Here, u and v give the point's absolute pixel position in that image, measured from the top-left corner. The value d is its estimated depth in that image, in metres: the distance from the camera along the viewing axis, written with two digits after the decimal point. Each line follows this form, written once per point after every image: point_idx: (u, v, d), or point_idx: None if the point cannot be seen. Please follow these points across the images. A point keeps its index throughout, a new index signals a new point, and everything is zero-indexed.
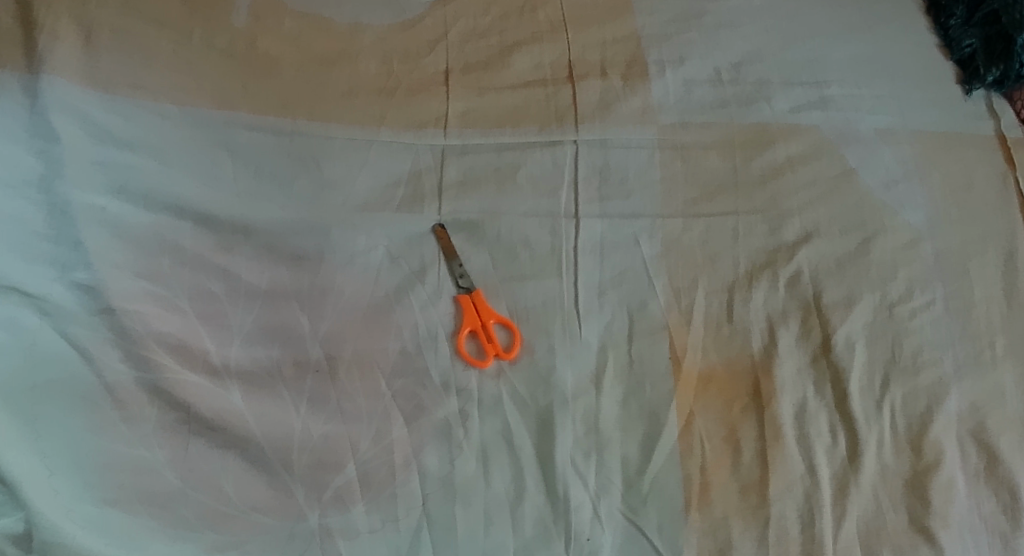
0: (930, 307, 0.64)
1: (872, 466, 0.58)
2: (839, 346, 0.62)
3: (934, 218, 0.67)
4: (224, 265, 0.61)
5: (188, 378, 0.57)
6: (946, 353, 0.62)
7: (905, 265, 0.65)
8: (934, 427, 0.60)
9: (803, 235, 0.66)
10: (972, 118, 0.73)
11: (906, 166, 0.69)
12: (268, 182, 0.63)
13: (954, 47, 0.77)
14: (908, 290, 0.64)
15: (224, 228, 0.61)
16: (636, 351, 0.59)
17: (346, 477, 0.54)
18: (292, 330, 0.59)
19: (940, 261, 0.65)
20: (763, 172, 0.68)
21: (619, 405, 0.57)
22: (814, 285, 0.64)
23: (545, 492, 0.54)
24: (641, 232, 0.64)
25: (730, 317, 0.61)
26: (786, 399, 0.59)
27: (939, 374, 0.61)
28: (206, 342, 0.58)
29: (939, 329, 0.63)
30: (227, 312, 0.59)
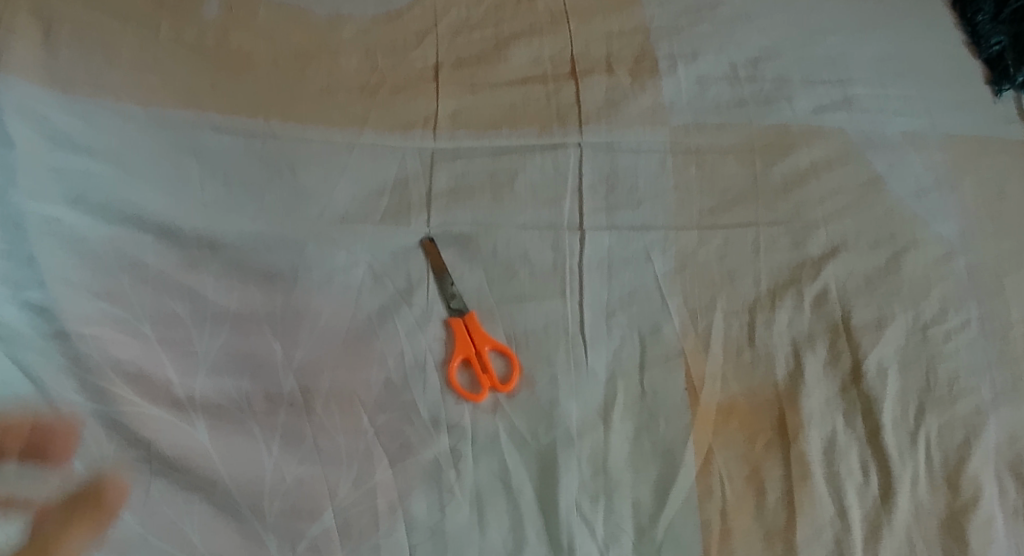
0: (965, 328, 0.57)
1: (904, 506, 0.52)
2: (870, 373, 0.55)
3: (967, 230, 0.61)
4: (190, 285, 0.54)
5: (148, 412, 0.50)
6: (982, 379, 0.55)
7: (939, 281, 0.59)
8: (972, 462, 0.53)
9: (830, 248, 0.60)
10: (1003, 122, 0.67)
11: (937, 173, 0.63)
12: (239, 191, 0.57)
13: (982, 44, 0.71)
14: (942, 310, 0.58)
15: (191, 244, 0.55)
16: (648, 382, 0.53)
17: (322, 525, 0.48)
18: (263, 358, 0.53)
19: (975, 278, 0.59)
20: (784, 179, 0.62)
21: (629, 442, 0.51)
22: (843, 305, 0.58)
23: (547, 543, 0.48)
24: (652, 246, 0.58)
25: (751, 340, 0.55)
26: (814, 434, 0.53)
27: (977, 404, 0.55)
28: (169, 371, 0.52)
29: (975, 353, 0.56)
30: (192, 337, 0.53)
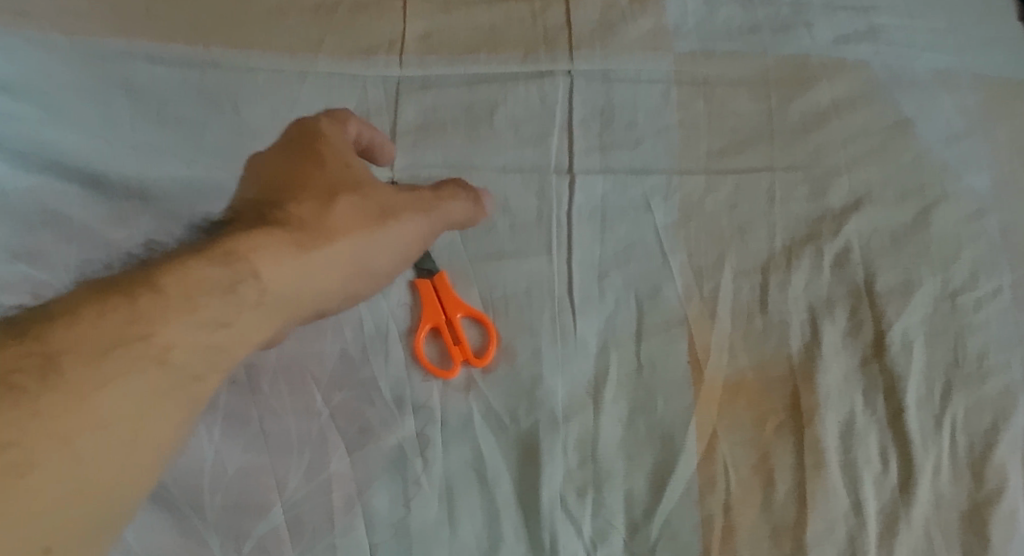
0: (998, 296, 0.50)
1: (924, 498, 0.46)
2: (894, 346, 0.49)
3: (1002, 182, 0.54)
4: (110, 238, 0.48)
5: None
6: (1016, 354, 0.49)
7: (970, 242, 0.52)
8: (999, 448, 0.47)
9: (852, 200, 0.53)
10: None
11: (970, 116, 0.55)
12: (173, 128, 0.51)
13: None
14: (974, 274, 0.51)
15: (119, 193, 0.49)
16: (646, 352, 0.46)
17: (270, 523, 0.42)
18: None
19: (1009, 238, 0.52)
20: (803, 119, 0.54)
21: (622, 425, 0.45)
22: (866, 265, 0.51)
23: (526, 541, 0.42)
24: (653, 193, 0.50)
25: (763, 305, 0.49)
26: (830, 416, 0.47)
27: (1009, 382, 0.48)
28: None
29: (1007, 324, 0.50)
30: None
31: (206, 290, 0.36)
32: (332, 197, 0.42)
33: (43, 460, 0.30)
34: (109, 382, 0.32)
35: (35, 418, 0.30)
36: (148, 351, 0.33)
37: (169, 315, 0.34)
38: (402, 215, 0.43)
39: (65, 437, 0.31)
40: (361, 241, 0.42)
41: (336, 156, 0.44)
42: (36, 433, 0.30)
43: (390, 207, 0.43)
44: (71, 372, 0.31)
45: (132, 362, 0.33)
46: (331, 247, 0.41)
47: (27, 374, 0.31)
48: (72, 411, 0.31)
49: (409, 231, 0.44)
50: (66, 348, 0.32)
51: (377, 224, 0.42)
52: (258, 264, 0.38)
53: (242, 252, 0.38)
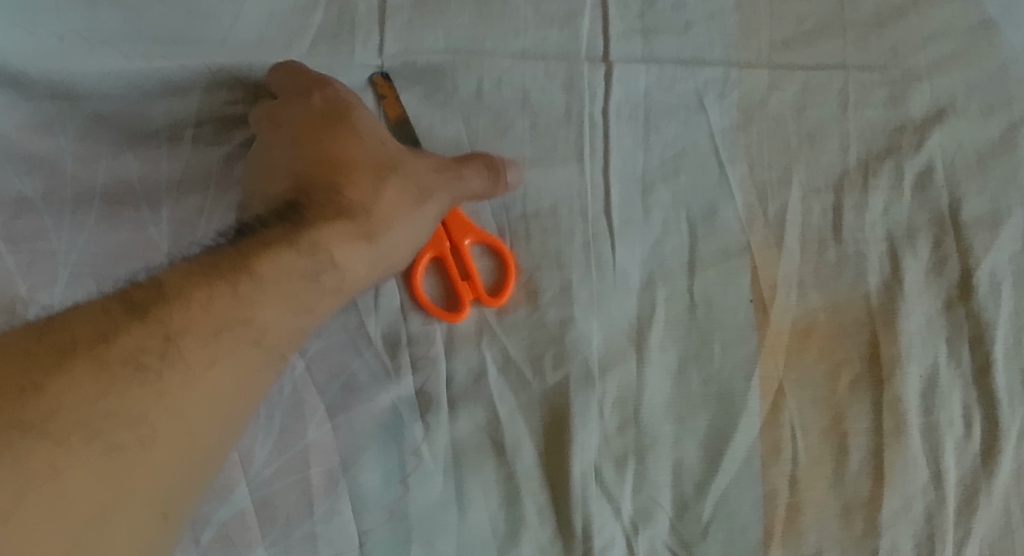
0: None
1: (1008, 468, 0.38)
2: (982, 288, 0.40)
3: None
4: (30, 149, 0.39)
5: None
6: None
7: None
8: None
9: (935, 108, 0.43)
10: None
11: None
12: (108, 13, 0.40)
13: None
14: None
15: (40, 90, 0.39)
16: (701, 289, 0.37)
17: (233, 507, 0.34)
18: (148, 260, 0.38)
19: None
20: (879, 9, 0.44)
21: (671, 379, 0.36)
22: (951, 188, 0.42)
23: (551, 522, 0.34)
24: (707, 88, 0.40)
25: (837, 232, 0.40)
26: (911, 369, 0.39)
27: None
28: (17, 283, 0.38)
29: None
30: (45, 227, 0.38)
31: (295, 279, 0.32)
32: (381, 170, 0.36)
33: (165, 436, 0.29)
34: (219, 363, 0.30)
35: (159, 396, 0.29)
36: (250, 336, 0.31)
37: (268, 300, 0.32)
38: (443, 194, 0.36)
39: (179, 412, 0.29)
40: (414, 225, 0.36)
41: (374, 132, 0.37)
42: (157, 408, 0.29)
43: (435, 182, 0.36)
44: (189, 351, 0.30)
45: (234, 347, 0.31)
46: (392, 236, 0.35)
47: (152, 354, 0.29)
48: (194, 386, 0.30)
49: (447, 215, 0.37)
50: (182, 328, 0.30)
51: (425, 203, 0.36)
52: (336, 255, 0.34)
53: (316, 242, 0.33)
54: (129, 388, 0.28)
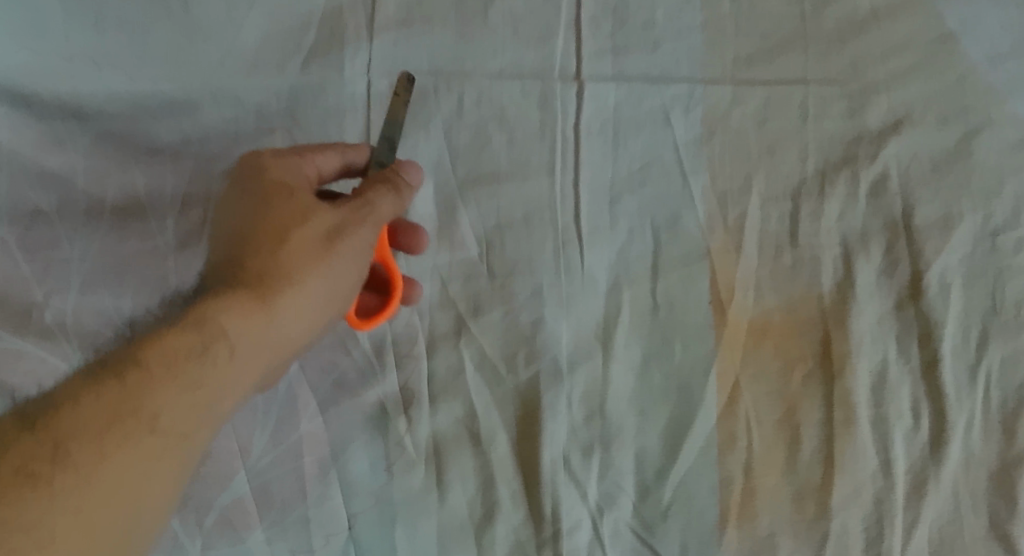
0: None
1: (955, 457, 0.41)
2: (931, 289, 0.43)
3: None
4: (45, 166, 0.43)
5: (7, 344, 0.40)
6: None
7: (1015, 175, 0.45)
8: None
9: (892, 120, 0.46)
10: None
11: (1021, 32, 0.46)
12: (113, 37, 0.44)
13: None
14: (1017, 212, 0.44)
15: (52, 112, 0.43)
16: (663, 292, 0.40)
17: (233, 494, 0.37)
18: (152, 268, 0.42)
19: None
20: (840, 26, 0.47)
21: (634, 375, 0.39)
22: (905, 195, 0.45)
23: (523, 507, 0.37)
24: (673, 104, 0.43)
25: (793, 237, 0.43)
26: (861, 365, 0.42)
27: None
28: (33, 290, 0.41)
29: None
30: (59, 239, 0.42)
31: (185, 359, 0.33)
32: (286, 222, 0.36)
33: (66, 536, 0.29)
34: (114, 457, 0.31)
35: (54, 500, 0.29)
36: (141, 425, 0.31)
37: (157, 385, 0.32)
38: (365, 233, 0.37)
39: (78, 509, 0.30)
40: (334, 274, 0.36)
41: (286, 173, 0.37)
42: (52, 511, 0.29)
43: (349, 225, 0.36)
44: (79, 451, 0.30)
45: (128, 439, 0.31)
46: (299, 285, 0.35)
47: (42, 462, 0.30)
48: (89, 486, 0.30)
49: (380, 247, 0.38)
50: (67, 434, 0.30)
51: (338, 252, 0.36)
52: (236, 324, 0.34)
53: (211, 316, 0.34)
54: (19, 501, 0.29)
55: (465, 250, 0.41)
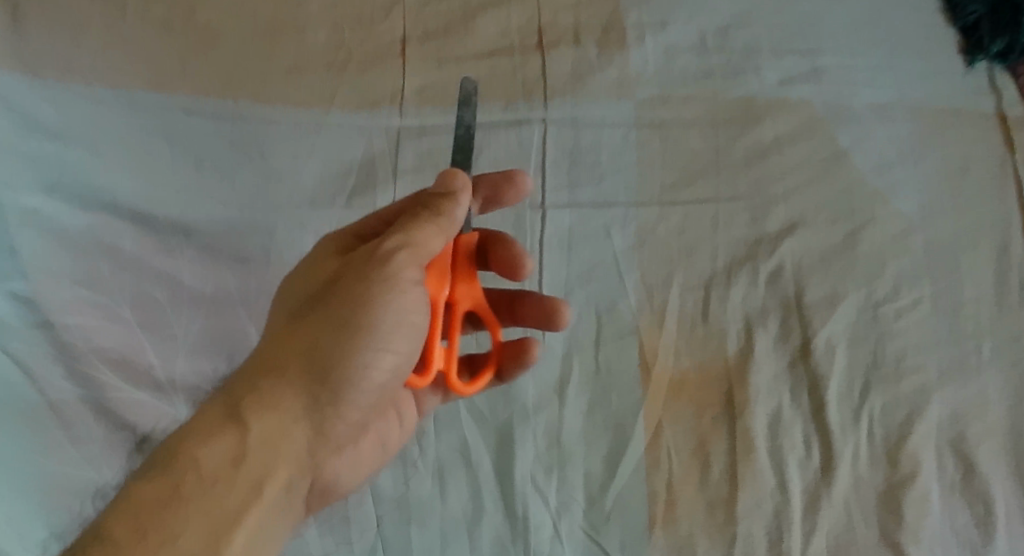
0: (917, 306, 0.61)
1: (845, 479, 0.55)
2: (819, 350, 0.58)
3: (927, 206, 0.64)
4: (160, 267, 0.58)
5: (129, 394, 0.54)
6: (930, 357, 0.59)
7: (894, 258, 0.62)
8: (912, 439, 0.56)
9: (788, 224, 0.62)
10: (976, 92, 0.69)
11: (900, 147, 0.66)
12: (211, 178, 0.60)
13: (958, 11, 0.73)
14: (895, 288, 0.61)
15: (164, 227, 0.58)
16: (603, 357, 0.56)
17: None
18: (238, 341, 0.57)
19: (930, 255, 0.62)
20: (747, 154, 0.63)
21: (583, 416, 0.54)
22: (797, 281, 0.60)
23: (503, 510, 0.52)
24: (613, 223, 0.59)
25: (705, 316, 0.58)
26: (759, 409, 0.56)
27: (923, 381, 0.58)
28: (149, 355, 0.55)
29: (924, 330, 0.60)
30: (169, 319, 0.56)
31: (159, 501, 0.39)
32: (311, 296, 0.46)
33: None
34: None
35: None
36: None
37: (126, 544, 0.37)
38: (378, 281, 0.45)
39: None
40: (347, 324, 0.45)
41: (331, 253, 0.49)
42: None
43: (363, 278, 0.45)
44: None
45: None
46: (271, 395, 0.43)
47: None
48: None
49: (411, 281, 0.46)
50: None
51: (351, 310, 0.45)
52: (205, 453, 0.41)
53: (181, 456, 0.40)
54: None
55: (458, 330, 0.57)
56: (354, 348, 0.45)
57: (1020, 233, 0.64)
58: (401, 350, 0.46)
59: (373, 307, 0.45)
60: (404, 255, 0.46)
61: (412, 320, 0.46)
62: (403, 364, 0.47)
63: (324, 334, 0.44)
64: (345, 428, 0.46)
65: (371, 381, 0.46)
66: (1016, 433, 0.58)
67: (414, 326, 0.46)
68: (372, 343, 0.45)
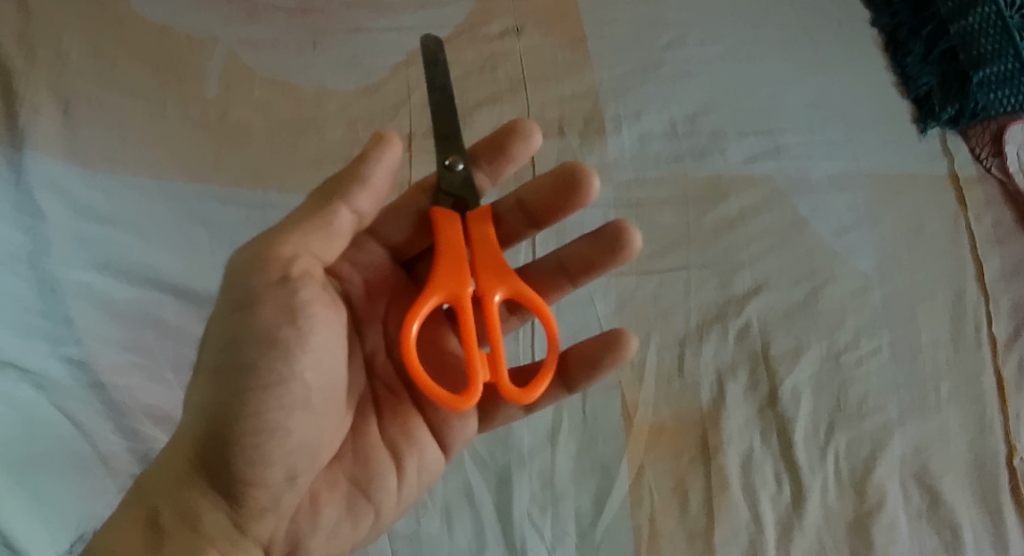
0: (877, 353, 0.67)
1: (814, 510, 0.61)
2: (785, 397, 0.65)
3: (884, 264, 0.71)
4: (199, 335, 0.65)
5: None
6: (891, 398, 0.66)
7: (854, 311, 0.68)
8: (876, 472, 0.63)
9: (754, 287, 0.68)
10: (927, 159, 0.77)
11: (858, 212, 0.73)
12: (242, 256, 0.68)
13: (911, 84, 0.82)
14: (856, 337, 0.67)
15: (202, 300, 0.66)
16: (590, 408, 0.63)
17: None
18: None
19: (888, 307, 0.69)
20: (716, 226, 0.70)
21: (573, 460, 0.61)
22: (764, 336, 0.67)
23: (504, 544, 0.58)
24: (596, 291, 0.67)
25: (680, 371, 0.65)
26: (732, 450, 0.63)
27: (884, 420, 0.65)
28: None
29: (885, 374, 0.66)
30: None
31: None
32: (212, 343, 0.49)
33: None
34: None
35: None
36: None
37: None
38: (241, 299, 0.46)
39: None
40: (218, 359, 0.46)
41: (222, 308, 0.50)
42: None
43: (228, 303, 0.47)
44: None
45: None
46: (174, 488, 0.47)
47: None
48: None
49: (275, 282, 0.46)
50: None
51: (222, 342, 0.46)
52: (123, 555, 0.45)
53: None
54: None
55: None
56: (227, 384, 0.45)
57: (972, 283, 0.71)
58: (290, 369, 0.46)
59: (239, 334, 0.46)
60: (256, 258, 0.46)
61: (283, 328, 0.46)
62: (299, 379, 0.46)
63: (206, 377, 0.47)
64: (275, 471, 0.47)
65: (263, 409, 0.46)
66: (977, 462, 0.65)
67: (296, 344, 0.46)
68: (242, 369, 0.45)
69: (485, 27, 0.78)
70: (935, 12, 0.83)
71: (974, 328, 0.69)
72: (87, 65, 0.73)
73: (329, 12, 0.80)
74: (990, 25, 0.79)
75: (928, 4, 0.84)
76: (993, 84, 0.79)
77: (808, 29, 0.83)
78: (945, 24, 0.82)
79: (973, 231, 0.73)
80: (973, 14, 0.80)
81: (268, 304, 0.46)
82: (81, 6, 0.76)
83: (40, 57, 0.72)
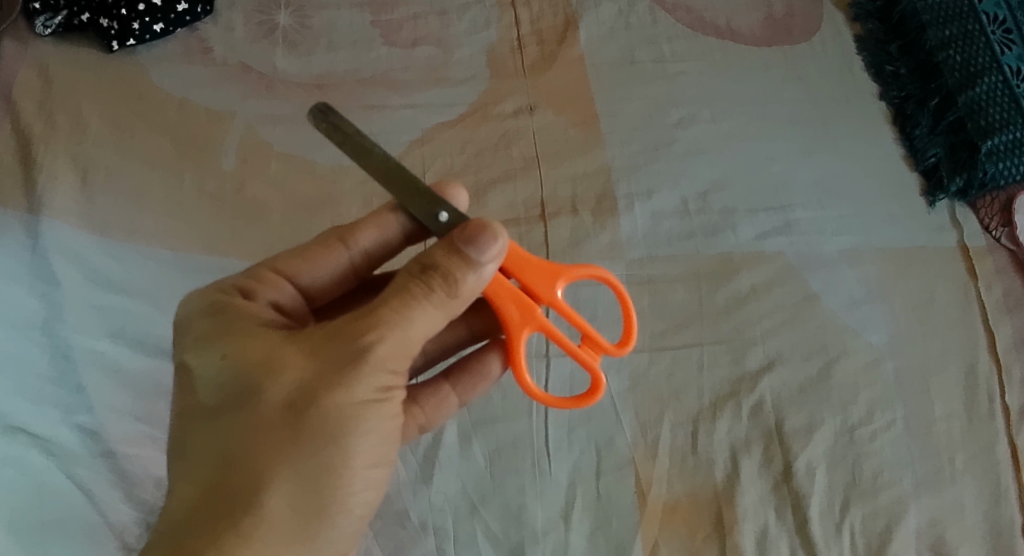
0: (891, 427, 0.67)
1: None
2: (800, 472, 0.65)
3: (896, 338, 0.71)
4: None
5: None
6: (906, 472, 0.65)
7: (868, 385, 0.68)
8: (892, 546, 0.63)
9: (767, 362, 0.69)
10: (937, 231, 0.77)
11: (869, 287, 0.73)
12: None
13: (919, 156, 0.82)
14: (870, 412, 0.67)
15: None
16: (603, 486, 0.63)
17: None
18: None
19: (902, 382, 0.69)
20: (727, 301, 0.71)
21: (586, 539, 0.61)
22: (777, 413, 0.67)
23: None
24: (608, 368, 0.67)
25: (694, 448, 0.65)
26: (748, 526, 0.63)
27: (899, 494, 0.65)
28: None
29: (899, 448, 0.66)
30: None
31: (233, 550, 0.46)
32: (267, 408, 0.47)
33: None
34: None
35: None
36: None
37: None
38: (359, 394, 0.47)
39: None
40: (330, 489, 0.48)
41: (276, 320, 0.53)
42: None
43: (335, 388, 0.47)
44: None
45: None
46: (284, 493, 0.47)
47: None
48: None
49: (400, 371, 0.49)
50: None
51: (305, 424, 0.47)
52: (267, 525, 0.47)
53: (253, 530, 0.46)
54: None
55: (476, 462, 0.63)
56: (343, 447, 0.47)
57: (985, 355, 0.71)
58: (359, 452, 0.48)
59: (352, 430, 0.48)
60: (383, 356, 0.48)
61: (390, 426, 0.50)
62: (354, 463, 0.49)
63: (305, 462, 0.47)
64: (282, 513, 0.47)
65: (358, 496, 0.49)
66: (993, 534, 0.65)
67: (376, 421, 0.49)
68: (350, 463, 0.48)
69: (499, 106, 0.81)
70: (941, 85, 0.85)
71: (988, 398, 0.69)
72: (108, 136, 0.75)
73: (346, 90, 0.82)
74: (997, 95, 0.81)
75: (935, 77, 0.86)
76: (1001, 153, 0.79)
77: (817, 104, 0.84)
78: (952, 95, 0.84)
79: (985, 302, 0.73)
80: (980, 84, 0.82)
81: (381, 401, 0.48)
82: (104, 78, 0.79)
83: (62, 127, 0.74)
